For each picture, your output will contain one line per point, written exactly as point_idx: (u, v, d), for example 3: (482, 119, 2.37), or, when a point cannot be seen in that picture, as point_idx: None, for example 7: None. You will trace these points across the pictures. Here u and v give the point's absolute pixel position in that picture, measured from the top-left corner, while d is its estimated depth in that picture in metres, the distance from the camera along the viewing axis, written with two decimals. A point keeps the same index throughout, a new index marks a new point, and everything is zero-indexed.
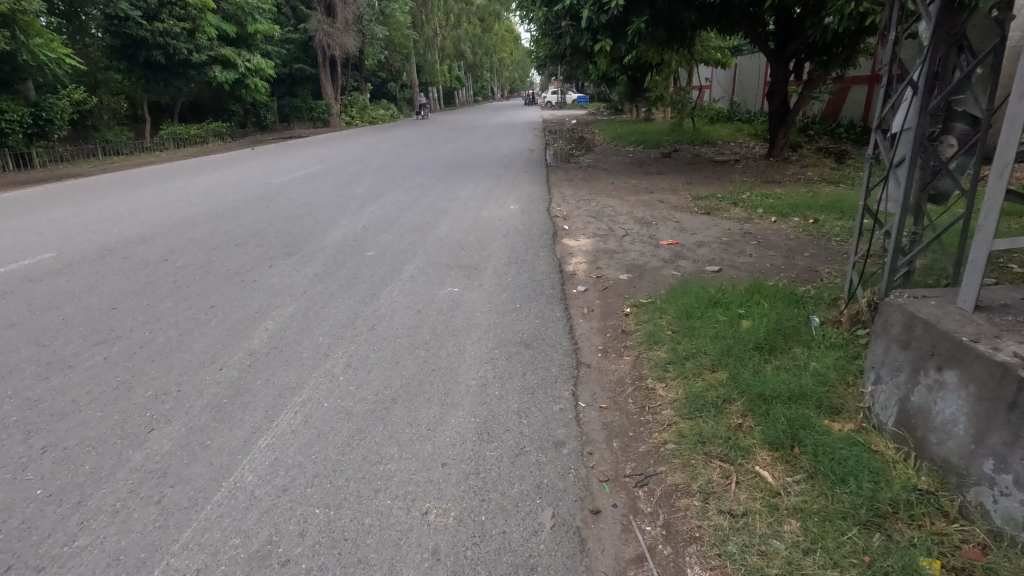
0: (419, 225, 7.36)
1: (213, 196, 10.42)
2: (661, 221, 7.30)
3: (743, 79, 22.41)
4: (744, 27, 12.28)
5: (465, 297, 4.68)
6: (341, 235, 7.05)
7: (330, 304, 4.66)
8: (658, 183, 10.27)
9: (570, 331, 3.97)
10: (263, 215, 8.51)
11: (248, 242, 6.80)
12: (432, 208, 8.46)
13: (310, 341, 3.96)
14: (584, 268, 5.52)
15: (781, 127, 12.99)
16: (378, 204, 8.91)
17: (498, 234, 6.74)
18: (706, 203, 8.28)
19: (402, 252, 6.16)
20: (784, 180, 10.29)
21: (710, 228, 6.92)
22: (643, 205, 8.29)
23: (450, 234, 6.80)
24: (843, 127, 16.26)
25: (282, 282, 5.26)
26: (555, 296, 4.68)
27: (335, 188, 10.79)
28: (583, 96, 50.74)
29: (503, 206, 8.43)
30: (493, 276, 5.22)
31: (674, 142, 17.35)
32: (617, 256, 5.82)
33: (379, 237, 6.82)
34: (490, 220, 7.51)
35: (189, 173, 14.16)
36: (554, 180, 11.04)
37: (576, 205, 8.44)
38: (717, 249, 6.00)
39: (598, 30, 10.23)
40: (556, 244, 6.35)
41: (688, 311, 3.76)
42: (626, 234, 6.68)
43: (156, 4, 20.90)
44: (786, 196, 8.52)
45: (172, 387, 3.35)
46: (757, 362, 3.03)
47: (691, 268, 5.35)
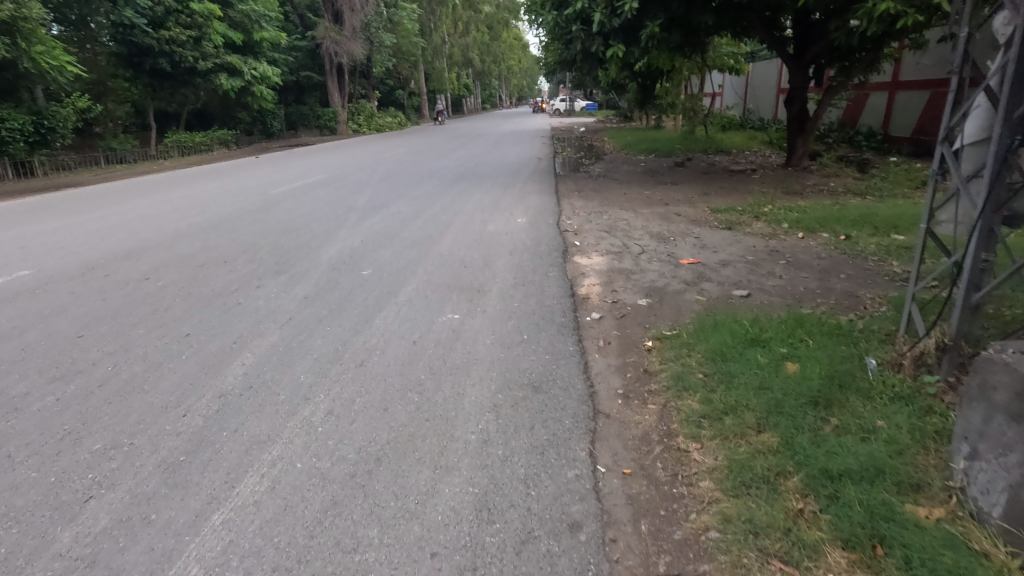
0: (421, 240, 6.92)
1: (209, 207, 10.04)
2: (679, 237, 6.81)
3: (756, 86, 21.93)
4: (762, 31, 11.80)
5: (467, 325, 4.20)
6: (337, 250, 6.60)
7: (317, 332, 4.20)
8: (673, 194, 9.78)
9: (585, 370, 3.48)
10: (258, 227, 8.10)
11: (238, 259, 6.37)
12: (436, 221, 8.01)
13: (289, 379, 3.49)
14: (598, 291, 5.04)
15: (799, 135, 12.52)
16: (379, 217, 8.48)
17: (505, 250, 6.28)
18: (726, 217, 7.79)
19: (401, 270, 5.70)
20: (807, 191, 9.78)
21: (733, 245, 6.43)
22: (659, 219, 7.80)
23: (453, 250, 6.34)
24: (863, 135, 15.73)
25: (268, 306, 4.81)
26: (567, 325, 4.20)
27: (337, 198, 10.39)
28: (591, 104, 50.36)
29: (510, 218, 7.98)
30: (498, 299, 4.75)
31: (687, 150, 16.87)
32: (633, 277, 5.34)
33: (378, 254, 6.38)
34: (497, 234, 7.05)
35: (190, 182, 13.85)
36: (564, 191, 10.60)
37: (588, 218, 7.96)
38: (742, 269, 5.50)
39: (610, 35, 9.78)
40: (566, 262, 5.87)
41: (722, 350, 3.26)
42: (643, 252, 6.21)
43: (161, 12, 20.75)
44: (811, 209, 8.02)
45: (124, 440, 2.89)
46: (814, 422, 2.52)
47: (716, 291, 4.86)
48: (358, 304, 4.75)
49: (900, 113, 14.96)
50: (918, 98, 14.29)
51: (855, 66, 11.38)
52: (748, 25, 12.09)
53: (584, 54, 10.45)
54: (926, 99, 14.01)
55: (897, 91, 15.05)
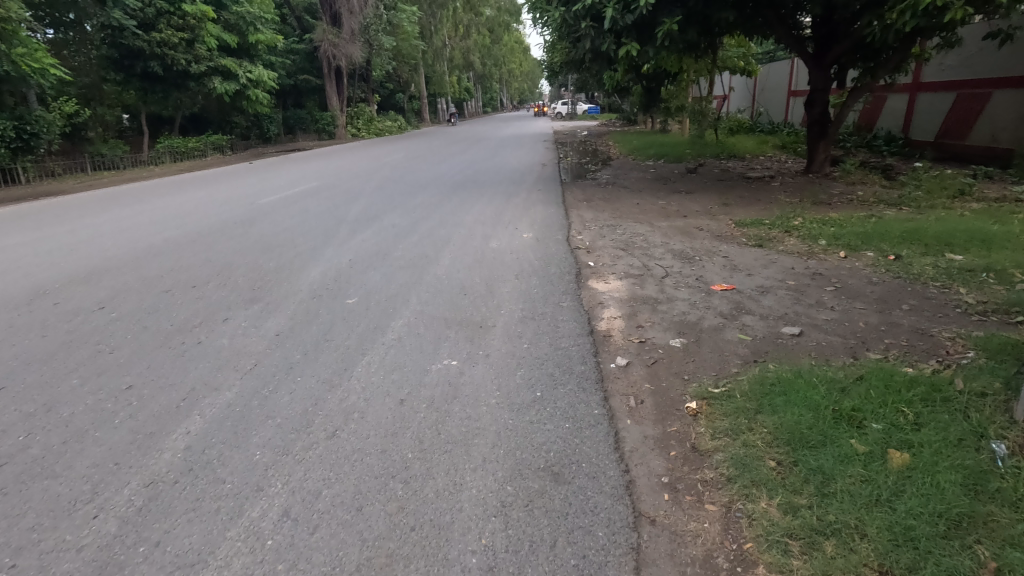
0: (417, 259, 6.20)
1: (189, 219, 9.33)
2: (705, 256, 6.07)
3: (764, 89, 21.29)
4: (779, 27, 11.13)
5: (467, 376, 3.46)
6: (321, 273, 5.88)
7: (284, 385, 3.46)
8: (690, 205, 9.06)
9: (616, 448, 2.73)
10: (239, 244, 7.40)
11: (209, 283, 5.65)
12: (432, 237, 7.29)
13: (243, 456, 2.76)
14: (621, 325, 4.31)
15: (821, 140, 11.77)
16: (371, 232, 7.76)
17: (510, 272, 5.56)
18: (753, 231, 7.06)
19: (391, 298, 4.99)
20: (834, 202, 9.05)
21: (768, 266, 5.68)
22: (680, 234, 7.06)
23: (452, 272, 5.63)
24: (881, 139, 15.03)
25: (233, 346, 4.08)
26: (589, 376, 3.45)
27: (329, 209, 9.68)
28: (594, 107, 49.66)
29: (515, 233, 7.26)
30: (504, 338, 4.03)
31: (697, 154, 16.18)
32: (660, 308, 4.59)
33: (366, 277, 5.67)
34: (500, 253, 6.33)
35: (177, 190, 13.17)
36: (572, 200, 9.89)
37: (600, 233, 7.23)
38: (786, 297, 4.77)
39: (622, 33, 9.08)
40: (581, 288, 5.14)
41: (797, 429, 2.53)
42: (667, 275, 5.47)
43: (153, 13, 20.10)
44: (846, 224, 7.28)
45: (3, 562, 2.15)
46: (962, 565, 1.82)
47: (763, 328, 4.12)
48: (339, 345, 4.02)
49: (922, 117, 14.24)
50: (942, 101, 13.57)
51: (882, 66, 10.66)
52: (766, 22, 11.39)
53: (594, 52, 9.71)
54: (950, 102, 13.30)
55: (918, 94, 14.34)
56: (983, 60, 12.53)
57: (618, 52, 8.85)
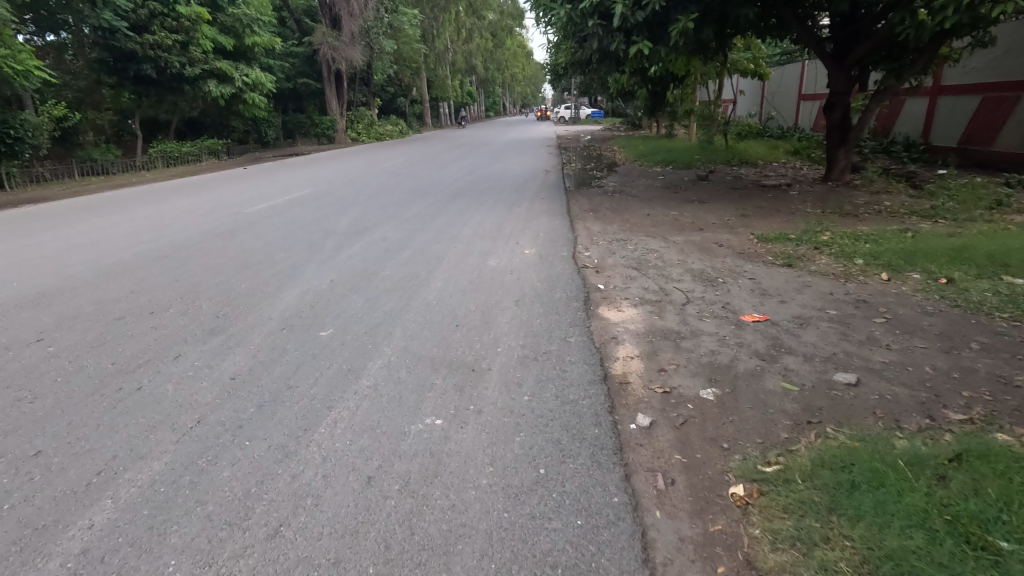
0: (406, 281, 5.55)
1: (168, 230, 8.70)
2: (729, 278, 5.40)
3: (775, 92, 20.61)
4: (798, 26, 10.52)
5: (452, 444, 2.80)
6: (298, 296, 5.23)
7: (227, 453, 2.80)
8: (705, 216, 8.41)
9: (646, 561, 2.06)
10: (214, 260, 6.75)
11: (170, 309, 5.01)
12: (425, 253, 6.63)
13: (153, 568, 2.10)
14: (639, 367, 3.64)
15: (841, 146, 11.13)
16: (359, 247, 7.11)
17: (510, 297, 4.90)
18: (779, 248, 6.39)
19: (371, 331, 4.32)
20: (861, 213, 8.38)
21: (802, 290, 5.01)
22: (698, 251, 6.40)
23: (445, 297, 4.98)
24: (900, 145, 14.37)
25: (177, 395, 3.41)
26: (605, 445, 2.79)
27: (317, 220, 9.06)
28: (598, 112, 49.02)
29: (516, 249, 6.61)
30: (501, 385, 3.37)
31: (707, 161, 15.53)
32: (684, 344, 3.93)
33: (347, 302, 5.02)
34: (499, 273, 5.67)
35: (162, 198, 12.56)
36: (578, 210, 9.25)
37: (610, 249, 6.57)
38: (830, 330, 4.10)
39: (633, 31, 8.46)
40: (590, 317, 4.48)
41: (902, 557, 1.88)
42: (688, 301, 4.81)
43: (146, 16, 19.58)
44: (881, 239, 6.61)
45: None
46: None
47: (812, 373, 3.45)
48: (303, 396, 3.35)
49: (944, 121, 13.56)
50: (966, 104, 12.89)
51: (908, 68, 10.02)
52: (783, 19, 10.75)
53: (601, 53, 9.05)
54: (975, 105, 12.63)
55: (939, 97, 13.68)
56: (1010, 62, 11.83)
57: (629, 51, 8.22)
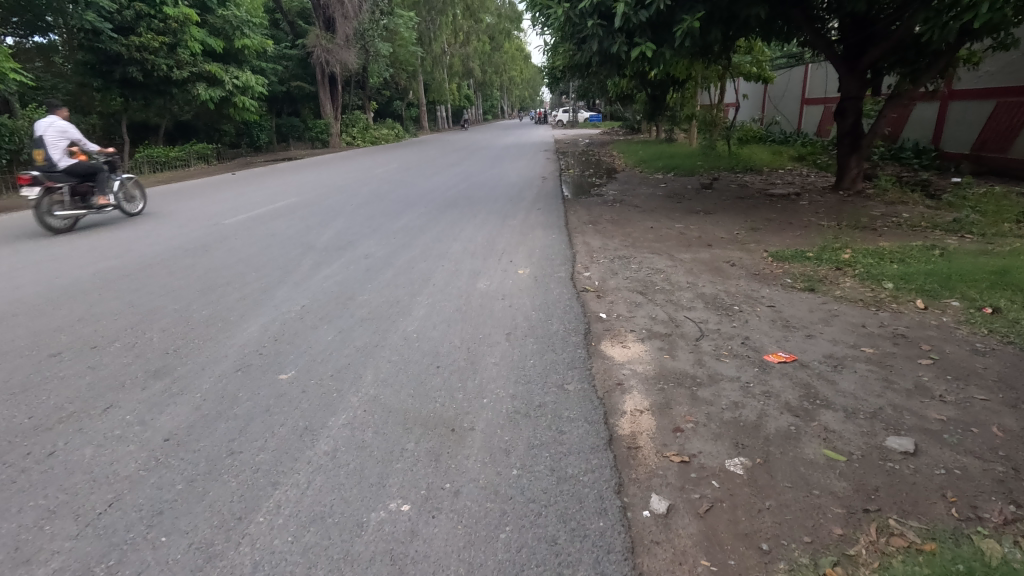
0: (386, 308, 4.98)
1: (138, 245, 8.10)
2: (745, 306, 4.84)
3: (778, 97, 20.07)
4: (808, 29, 9.99)
5: (420, 544, 2.23)
6: (262, 327, 4.65)
7: (136, 556, 2.22)
8: (712, 230, 7.86)
9: None
10: (180, 280, 6.17)
11: (115, 342, 4.42)
12: (409, 273, 6.06)
13: None
14: (650, 425, 3.07)
15: (853, 153, 10.60)
16: (338, 265, 6.53)
17: (500, 330, 4.33)
18: (798, 268, 5.83)
19: (339, 374, 3.74)
20: (879, 226, 7.84)
21: (830, 321, 4.44)
22: (708, 271, 5.83)
23: (425, 330, 4.41)
24: (910, 152, 13.86)
25: (94, 465, 2.82)
26: (612, 546, 2.20)
27: (299, 233, 8.49)
28: (596, 116, 48.60)
29: (510, 269, 6.04)
30: (486, 453, 2.80)
31: (710, 167, 15.01)
32: (701, 394, 3.36)
33: (317, 335, 4.44)
34: (489, 298, 5.09)
35: (141, 207, 11.98)
36: (576, 222, 8.69)
37: (612, 269, 6.01)
38: (870, 375, 3.53)
39: (635, 32, 7.92)
40: (591, 356, 3.91)
41: None
42: (702, 335, 4.24)
43: (132, 17, 18.97)
44: (907, 257, 6.06)
45: None
46: None
47: (859, 437, 2.87)
48: (244, 466, 2.77)
49: (956, 127, 13.05)
50: (979, 109, 12.38)
51: (924, 72, 9.50)
52: (792, 21, 10.23)
53: (601, 56, 8.46)
54: (988, 111, 12.12)
55: (951, 102, 13.16)
56: None
57: (631, 53, 7.65)
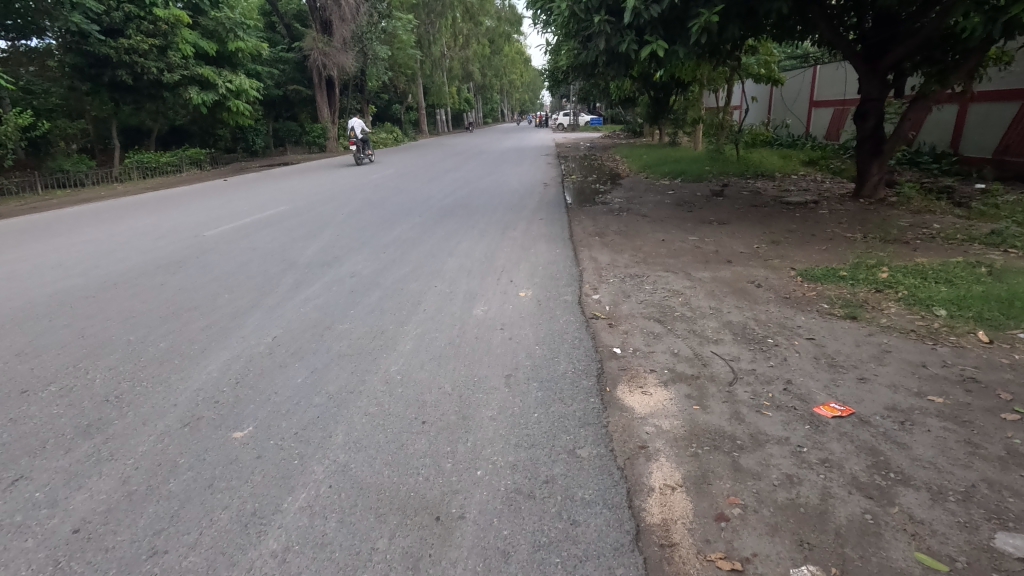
0: (367, 341, 4.36)
1: (107, 260, 7.50)
2: (780, 339, 4.20)
3: (786, 98, 19.45)
4: (826, 27, 9.40)
5: None
6: (222, 366, 4.02)
7: None
8: (729, 243, 7.26)
9: None
10: (143, 303, 5.56)
11: (49, 386, 3.79)
12: (397, 296, 5.44)
13: None
14: (687, 509, 2.45)
15: (873, 158, 10.00)
16: (320, 285, 5.92)
17: (497, 372, 3.70)
18: (832, 290, 5.20)
19: (303, 433, 3.11)
20: (910, 239, 7.24)
21: (883, 359, 3.80)
22: (732, 294, 5.21)
23: (410, 371, 3.78)
24: (927, 156, 13.26)
25: None
26: None
27: (283, 246, 7.89)
28: (598, 118, 47.97)
29: (510, 290, 5.42)
30: (478, 560, 2.17)
31: (719, 172, 14.43)
32: (744, 463, 2.74)
33: (284, 376, 3.81)
34: (486, 328, 4.48)
35: (122, 215, 11.39)
36: (581, 233, 8.09)
37: (624, 290, 5.40)
38: (948, 436, 2.91)
39: (646, 29, 7.31)
40: (606, 407, 3.29)
41: None
42: (736, 379, 3.61)
43: (120, 19, 18.32)
44: (953, 275, 5.43)
45: None
46: None
47: (957, 534, 2.24)
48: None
49: (976, 129, 12.44)
50: (1002, 112, 11.78)
51: (952, 72, 8.92)
52: (808, 19, 9.65)
53: (608, 55, 7.86)
54: (1012, 112, 11.51)
55: (971, 104, 12.56)
56: None
57: (641, 52, 7.04)
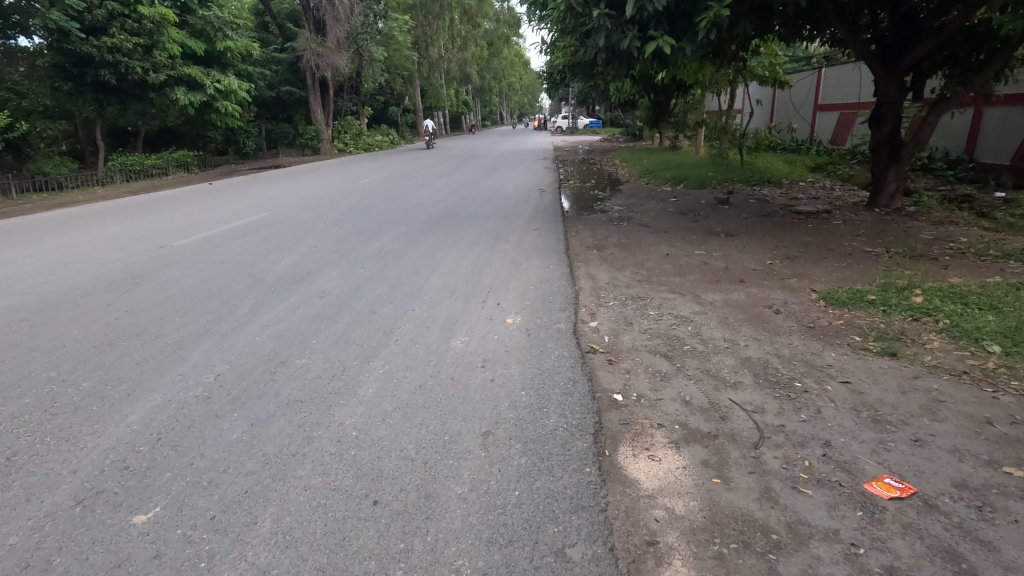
0: (325, 383, 3.72)
1: (58, 274, 6.83)
2: (810, 382, 3.54)
3: (789, 102, 18.95)
4: (841, 25, 8.81)
5: None
6: (146, 415, 3.37)
7: None
8: (739, 259, 6.64)
9: None
10: (78, 329, 4.88)
11: None
12: (369, 322, 4.80)
13: None
14: None
15: (890, 165, 9.40)
16: (284, 308, 5.27)
17: (473, 429, 3.06)
18: (862, 318, 4.56)
19: (221, 519, 2.45)
20: (937, 254, 6.62)
21: (938, 413, 3.15)
22: (748, 322, 4.57)
23: (369, 427, 3.14)
24: (939, 162, 12.68)
25: None
26: None
27: (254, 259, 7.24)
28: (597, 121, 47.35)
29: (497, 316, 4.78)
30: None
31: (722, 178, 13.84)
32: (785, 573, 2.09)
33: (215, 433, 3.15)
34: (464, 366, 3.84)
35: (93, 221, 10.75)
36: (579, 246, 7.47)
37: (625, 316, 4.76)
38: None
39: (649, 24, 6.72)
40: (605, 481, 2.64)
41: None
42: (763, 438, 2.96)
43: (103, 17, 17.66)
44: (997, 300, 4.79)
45: None
46: None
47: None
48: None
49: (992, 135, 11.87)
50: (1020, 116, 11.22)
51: (977, 73, 8.34)
52: (820, 17, 9.04)
53: (608, 53, 7.26)
54: None
55: (986, 108, 12.00)
56: None
57: (645, 48, 6.42)
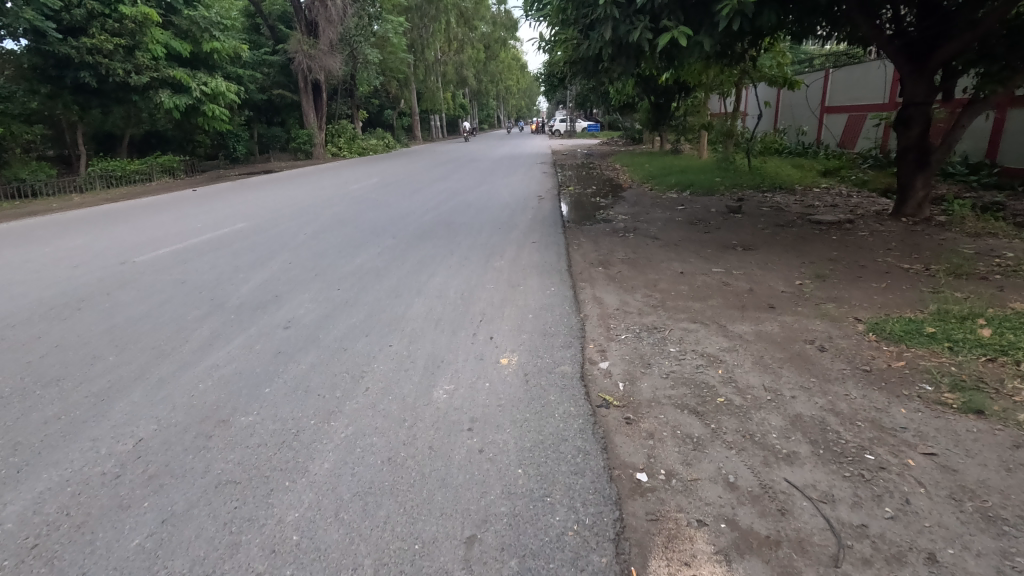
0: (271, 453, 2.94)
1: None
2: (885, 455, 2.78)
3: (796, 104, 18.32)
4: (866, 20, 8.08)
5: None
6: (29, 507, 2.58)
7: None
8: (763, 278, 5.88)
9: None
10: None
11: None
12: (337, 362, 4.03)
13: None
14: None
15: (917, 170, 8.68)
16: (241, 342, 4.49)
17: (453, 534, 2.30)
18: (926, 359, 3.80)
19: None
20: (987, 273, 5.87)
21: None
22: (789, 363, 3.81)
23: (316, 528, 2.36)
24: (959, 165, 11.96)
25: None
26: None
27: (219, 279, 6.46)
28: (596, 124, 46.70)
29: (490, 355, 4.01)
30: None
31: (731, 184, 13.15)
32: None
33: (111, 538, 2.36)
34: (448, 429, 3.07)
35: (57, 232, 9.97)
36: (582, 262, 6.71)
37: (642, 355, 4.00)
38: None
39: (662, 13, 5.98)
40: None
41: None
42: (844, 548, 2.20)
43: (82, 16, 16.85)
44: None
45: None
46: None
47: None
48: None
49: (1017, 137, 11.16)
50: None
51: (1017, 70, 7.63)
52: (844, 12, 8.31)
53: (615, 47, 6.50)
54: None
55: (1010, 109, 11.29)
56: None
57: (658, 41, 5.65)
